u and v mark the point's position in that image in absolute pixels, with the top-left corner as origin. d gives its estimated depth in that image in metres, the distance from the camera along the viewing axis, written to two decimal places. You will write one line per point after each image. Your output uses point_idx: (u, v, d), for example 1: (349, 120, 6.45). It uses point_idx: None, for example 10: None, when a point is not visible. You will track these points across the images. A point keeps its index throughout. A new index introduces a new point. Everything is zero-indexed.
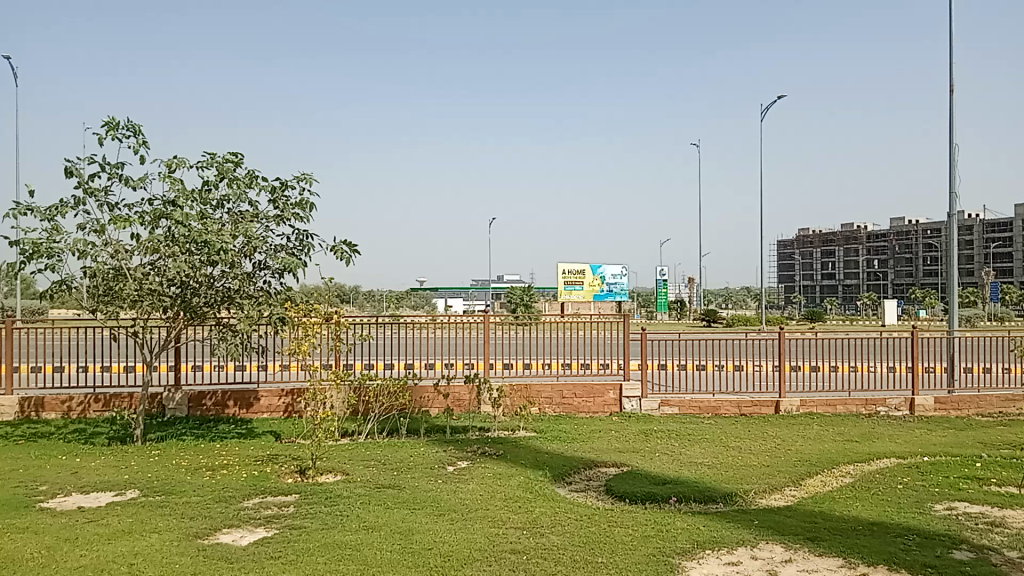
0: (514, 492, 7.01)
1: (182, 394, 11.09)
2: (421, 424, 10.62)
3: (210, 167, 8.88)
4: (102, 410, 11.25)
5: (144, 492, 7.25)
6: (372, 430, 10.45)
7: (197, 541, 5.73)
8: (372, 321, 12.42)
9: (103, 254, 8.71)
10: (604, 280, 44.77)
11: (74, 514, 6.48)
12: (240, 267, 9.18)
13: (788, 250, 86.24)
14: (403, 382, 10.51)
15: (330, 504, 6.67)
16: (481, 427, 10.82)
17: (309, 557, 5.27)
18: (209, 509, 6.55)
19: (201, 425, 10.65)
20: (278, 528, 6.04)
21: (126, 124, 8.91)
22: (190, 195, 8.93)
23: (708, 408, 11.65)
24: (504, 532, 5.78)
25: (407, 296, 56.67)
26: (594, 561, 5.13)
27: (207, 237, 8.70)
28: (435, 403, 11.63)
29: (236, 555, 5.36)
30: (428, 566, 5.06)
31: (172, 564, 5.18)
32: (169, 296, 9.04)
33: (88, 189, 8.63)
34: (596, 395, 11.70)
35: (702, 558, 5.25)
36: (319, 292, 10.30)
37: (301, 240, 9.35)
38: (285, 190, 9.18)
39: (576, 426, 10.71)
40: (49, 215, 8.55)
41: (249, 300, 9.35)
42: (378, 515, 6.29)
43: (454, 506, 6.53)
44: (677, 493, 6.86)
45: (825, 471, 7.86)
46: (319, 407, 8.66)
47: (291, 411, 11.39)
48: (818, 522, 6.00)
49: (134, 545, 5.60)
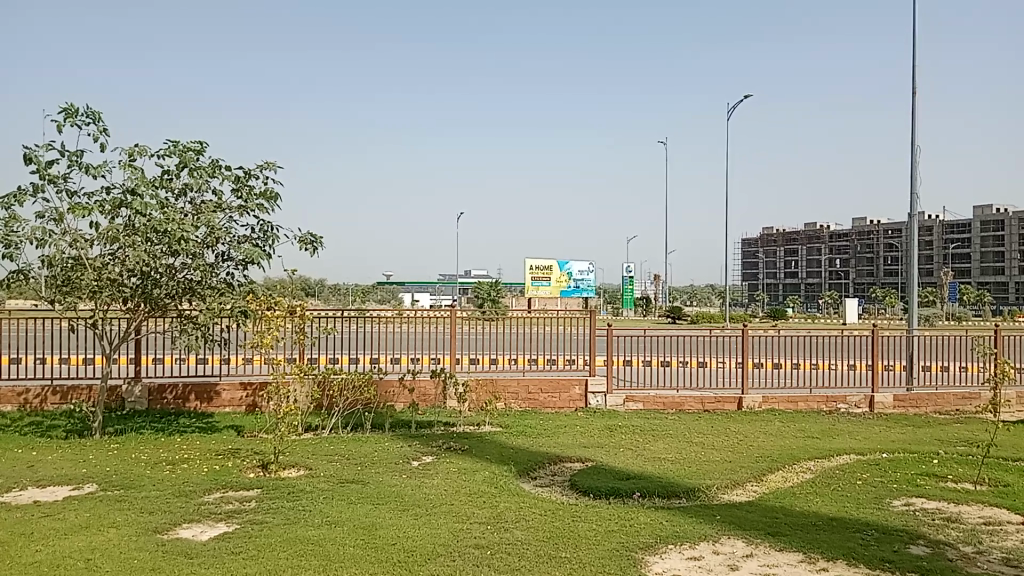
0: (478, 487, 7.01)
1: (142, 387, 10.91)
2: (386, 419, 10.59)
3: (172, 155, 8.75)
4: (60, 403, 11.05)
5: (103, 486, 7.12)
6: (337, 425, 10.36)
7: (156, 536, 5.64)
8: (337, 315, 12.33)
9: (62, 243, 8.54)
10: (571, 276, 44.96)
11: (29, 509, 6.35)
12: (202, 258, 9.04)
13: (752, 249, 87.18)
14: (368, 375, 10.50)
15: (293, 499, 6.61)
16: (446, 422, 10.82)
17: (270, 552, 5.22)
18: (170, 504, 6.46)
19: (161, 418, 10.51)
20: (239, 523, 5.97)
21: (85, 110, 8.72)
22: (152, 183, 8.79)
23: (673, 404, 11.74)
24: (468, 527, 5.77)
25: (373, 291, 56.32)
26: (558, 556, 5.14)
27: (169, 227, 8.57)
28: (401, 397, 11.60)
29: (197, 550, 5.30)
30: (391, 561, 5.03)
31: (131, 559, 5.09)
32: (129, 287, 8.91)
33: (46, 176, 8.46)
34: (562, 391, 11.73)
35: (664, 552, 5.29)
36: (281, 285, 10.23)
37: (264, 231, 9.25)
38: (249, 180, 9.07)
39: (541, 421, 10.72)
40: (6, 203, 8.36)
41: (211, 292, 9.22)
42: (341, 510, 6.25)
43: (419, 501, 6.51)
44: (642, 488, 6.90)
45: (786, 467, 7.95)
46: (282, 400, 8.59)
47: (254, 405, 11.24)
48: (779, 517, 6.08)
49: (92, 539, 5.51)
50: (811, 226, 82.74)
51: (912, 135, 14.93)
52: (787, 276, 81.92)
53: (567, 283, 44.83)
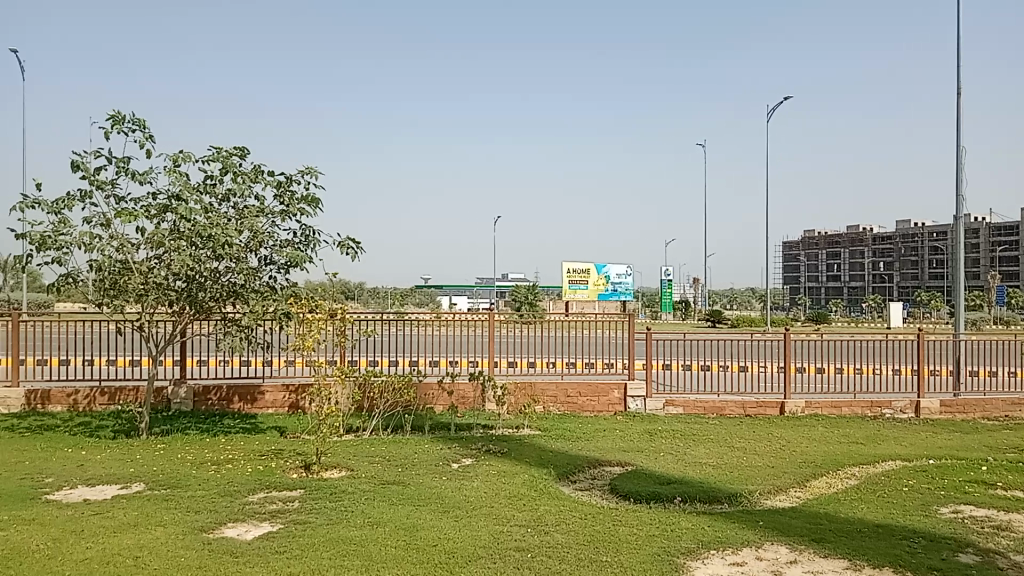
0: (518, 490, 7.02)
1: (187, 388, 11.11)
2: (426, 421, 10.65)
3: (216, 161, 8.91)
4: (108, 404, 11.31)
5: (150, 485, 7.26)
6: (377, 427, 10.44)
7: (202, 535, 5.74)
8: (377, 318, 12.43)
9: (109, 247, 8.73)
10: (609, 280, 44.80)
11: (80, 507, 6.51)
12: (245, 261, 9.18)
13: (793, 253, 86.03)
14: (408, 378, 10.59)
15: (335, 500, 6.68)
16: (485, 425, 10.84)
17: (314, 552, 5.28)
18: (215, 503, 6.56)
19: (207, 419, 10.69)
20: (283, 523, 6.05)
21: (131, 118, 8.92)
22: (196, 189, 8.95)
23: (714, 408, 11.63)
24: (507, 530, 5.78)
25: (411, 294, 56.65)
26: (599, 560, 5.13)
27: (213, 231, 8.72)
28: (440, 400, 11.66)
29: (242, 549, 5.38)
30: (433, 563, 5.06)
31: (178, 557, 5.19)
32: (175, 291, 9.09)
33: (95, 182, 8.66)
34: (600, 394, 11.69)
35: (707, 558, 5.25)
36: (322, 288, 10.36)
37: (306, 235, 9.37)
38: (291, 184, 9.20)
39: (580, 425, 10.70)
40: (56, 208, 8.58)
41: (254, 295, 9.36)
42: (382, 511, 6.30)
43: (459, 503, 6.54)
44: (683, 493, 6.86)
45: (830, 473, 7.84)
46: (324, 402, 8.71)
47: (296, 407, 11.38)
48: (823, 523, 5.99)
49: (140, 537, 5.63)
50: (853, 228, 81.48)
51: (958, 136, 14.65)
52: (829, 279, 80.73)
53: (605, 286, 44.68)
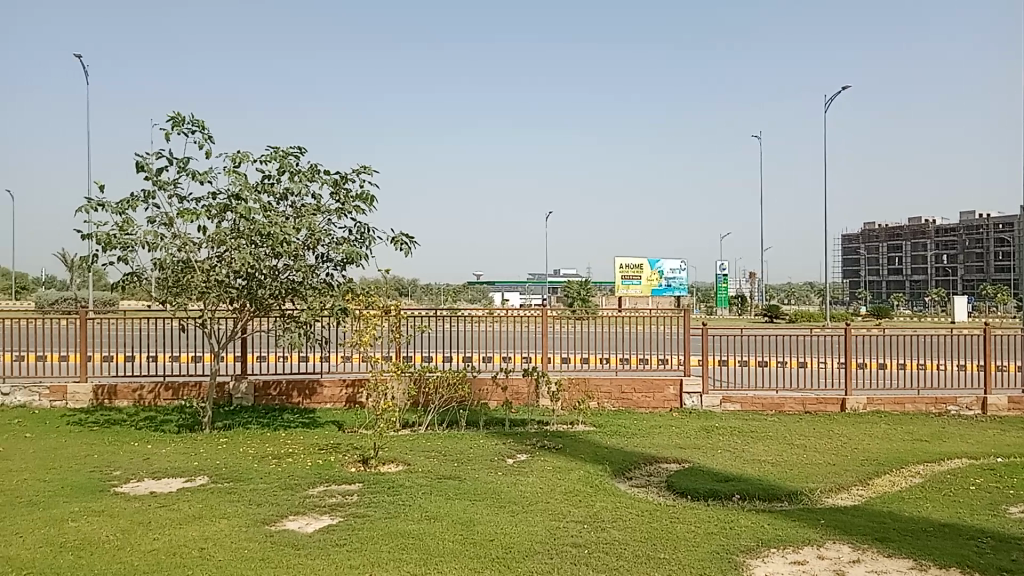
0: (574, 486, 7.01)
1: (248, 383, 11.36)
2: (480, 417, 10.70)
3: (273, 161, 9.06)
4: (172, 399, 11.62)
5: (214, 478, 7.44)
6: (433, 422, 10.53)
7: (264, 527, 5.86)
8: (432, 315, 12.53)
9: (172, 246, 8.95)
10: (663, 275, 44.42)
11: (146, 499, 6.70)
12: (303, 259, 9.33)
13: (852, 246, 84.18)
14: (463, 373, 10.64)
15: (393, 494, 6.76)
16: (540, 420, 10.85)
17: (373, 545, 5.35)
18: (276, 496, 6.70)
19: (267, 414, 10.91)
20: (342, 516, 6.15)
21: (190, 119, 9.12)
22: (254, 188, 9.12)
23: (773, 405, 11.45)
24: (564, 525, 5.78)
25: (464, 290, 56.96)
26: (657, 557, 5.10)
27: (272, 230, 8.89)
28: (494, 395, 11.70)
29: (303, 542, 5.48)
30: (491, 557, 5.09)
31: (242, 549, 5.31)
32: (236, 288, 9.28)
33: (157, 183, 8.89)
34: (656, 390, 11.61)
35: (767, 556, 5.18)
36: (377, 285, 10.48)
37: (362, 232, 9.49)
38: (346, 183, 9.32)
39: (636, 421, 10.64)
40: (120, 209, 8.82)
41: (312, 292, 9.51)
42: (439, 505, 6.35)
43: (514, 498, 6.56)
44: (741, 491, 6.77)
45: (893, 471, 7.66)
46: (381, 397, 8.83)
47: (353, 401, 11.54)
48: (887, 523, 5.86)
49: (205, 529, 5.77)
50: (914, 220, 79.38)
51: None
52: (890, 272, 78.82)
53: (659, 281, 44.33)
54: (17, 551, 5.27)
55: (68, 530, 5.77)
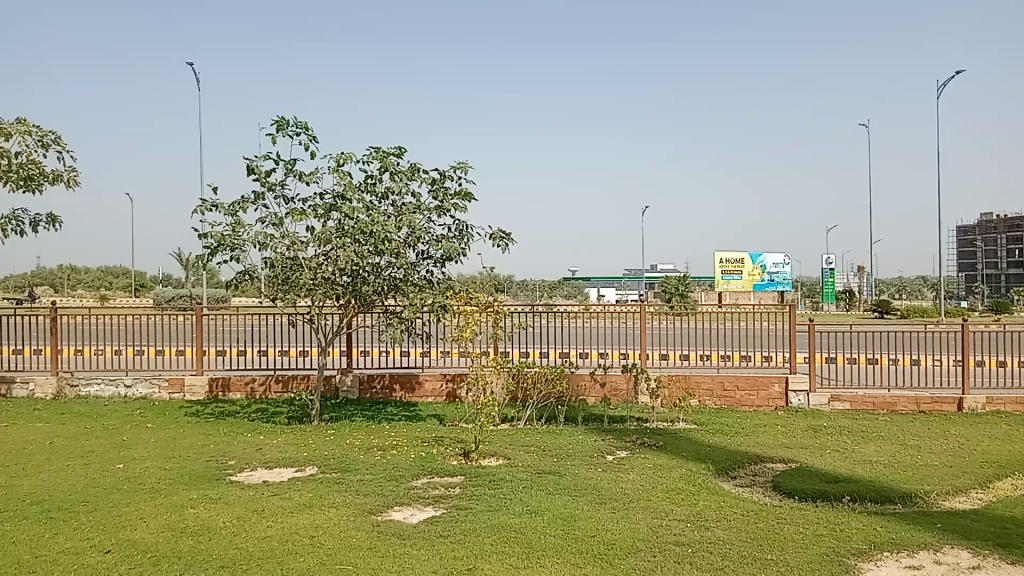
0: (676, 484, 6.93)
1: (353, 377, 11.72)
2: (580, 413, 10.70)
3: (375, 161, 9.30)
4: (282, 391, 12.09)
5: (322, 468, 7.70)
6: (532, 417, 10.61)
7: (371, 517, 6.03)
8: (530, 310, 12.60)
9: (281, 245, 9.30)
10: (765, 269, 43.33)
11: (260, 487, 6.99)
12: (404, 256, 9.54)
13: (969, 238, 80.02)
14: (561, 369, 10.66)
15: (494, 487, 6.85)
16: (639, 417, 10.76)
17: (476, 537, 5.44)
18: (382, 487, 6.88)
19: (371, 407, 11.21)
20: (446, 508, 6.26)
21: (296, 122, 9.45)
22: (358, 188, 9.37)
23: (884, 404, 11.02)
24: (667, 524, 5.72)
25: (561, 286, 56.96)
26: (764, 558, 4.99)
27: (375, 229, 9.12)
28: (593, 391, 11.67)
29: (408, 532, 5.61)
30: (593, 553, 5.09)
31: (350, 537, 5.48)
32: (341, 285, 9.57)
33: (266, 184, 9.24)
34: (760, 388, 11.34)
35: (879, 560, 5.01)
36: (475, 281, 10.61)
37: (460, 229, 9.63)
38: (445, 181, 9.47)
39: (739, 420, 10.43)
40: (232, 210, 9.22)
41: (413, 288, 9.70)
42: (540, 500, 6.39)
43: (616, 495, 6.54)
44: (851, 492, 6.56)
45: (1017, 474, 7.25)
46: (481, 391, 8.94)
47: (453, 396, 11.72)
48: (1009, 528, 5.57)
49: (315, 518, 5.98)
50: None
51: None
52: (1010, 265, 74.56)
53: (760, 276, 43.26)
54: (141, 534, 5.59)
55: (189, 516, 6.08)
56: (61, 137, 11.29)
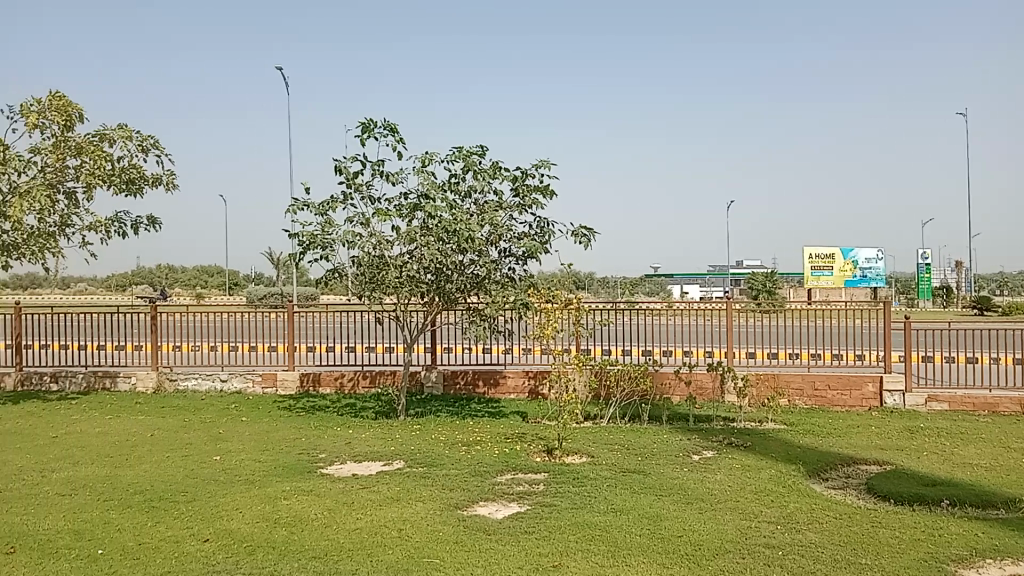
0: (766, 485, 6.80)
1: (437, 373, 11.91)
2: (664, 412, 10.60)
3: (458, 160, 9.40)
4: (369, 387, 12.36)
5: (409, 463, 7.85)
6: (615, 415, 10.56)
7: (457, 511, 6.12)
8: (613, 307, 12.54)
9: (368, 244, 9.50)
10: (857, 265, 41.98)
11: (349, 481, 7.18)
12: (487, 254, 9.62)
13: None
14: (645, 367, 10.57)
15: (578, 485, 6.85)
16: (726, 417, 10.58)
17: (562, 534, 5.45)
18: (467, 482, 6.97)
19: (455, 402, 11.36)
20: (530, 504, 6.30)
21: (383, 123, 9.64)
22: (441, 187, 9.50)
23: (985, 405, 10.54)
24: (756, 525, 5.62)
25: (645, 283, 56.35)
26: (858, 562, 4.86)
27: (458, 227, 9.22)
28: (677, 390, 11.54)
29: (494, 527, 5.67)
30: (680, 553, 5.05)
31: (438, 531, 5.57)
32: (425, 282, 9.73)
33: (354, 185, 9.46)
34: (852, 388, 11.00)
35: (981, 567, 4.80)
36: (556, 278, 10.61)
37: (542, 227, 9.66)
38: (527, 178, 9.51)
39: (830, 420, 10.14)
40: (322, 210, 9.47)
41: (496, 286, 9.77)
42: (625, 498, 6.37)
43: (702, 495, 6.45)
44: (950, 496, 6.30)
45: None
46: (563, 389, 8.95)
47: (536, 393, 11.75)
48: None
49: (403, 511, 6.10)
50: None
51: None
52: None
53: (852, 272, 41.93)
54: (237, 524, 5.81)
55: (282, 507, 6.28)
56: (161, 143, 11.80)
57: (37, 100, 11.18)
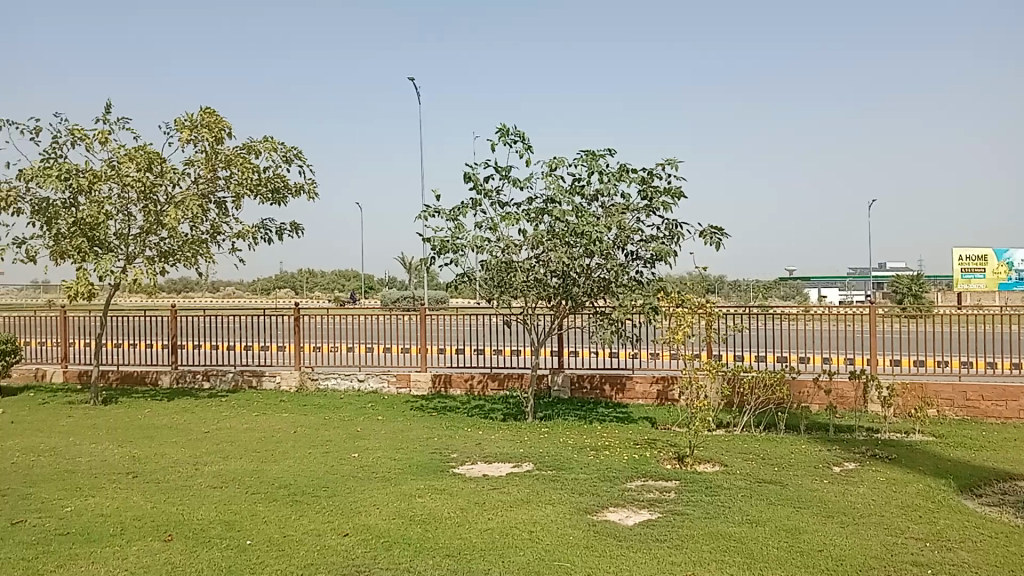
0: (913, 500, 6.44)
1: (565, 377, 11.97)
2: (801, 421, 10.24)
3: (585, 164, 9.41)
4: (498, 389, 12.54)
5: (538, 465, 7.91)
6: (749, 423, 10.27)
7: (587, 516, 6.12)
8: (745, 312, 12.23)
9: (496, 248, 9.65)
10: (1013, 267, 39.17)
11: (481, 481, 7.31)
12: (614, 257, 9.56)
13: None
14: (781, 374, 10.23)
15: (711, 494, 6.71)
16: (869, 427, 10.11)
17: (694, 544, 5.36)
18: (597, 487, 6.96)
19: (583, 406, 11.37)
20: (661, 512, 6.22)
21: (512, 130, 9.78)
22: (568, 191, 9.53)
23: None
24: (903, 542, 5.34)
25: (778, 287, 54.62)
26: None
27: (585, 230, 9.22)
28: (815, 398, 11.12)
29: (624, 533, 5.64)
30: (819, 568, 4.87)
31: (568, 536, 5.59)
32: (553, 286, 9.78)
33: (483, 191, 9.64)
34: (1009, 399, 10.27)
35: None
36: (685, 282, 10.43)
37: (670, 229, 9.53)
38: (655, 180, 9.40)
39: (984, 433, 9.50)
40: (452, 216, 9.70)
41: (624, 289, 9.70)
42: (761, 510, 6.19)
43: (843, 508, 6.19)
44: None
45: None
46: (694, 395, 8.78)
47: (665, 399, 11.59)
48: None
49: (533, 513, 6.16)
50: None
51: None
52: None
53: (1008, 275, 39.14)
54: (374, 520, 6.03)
55: (417, 505, 6.47)
56: (304, 153, 12.38)
57: (192, 116, 11.98)
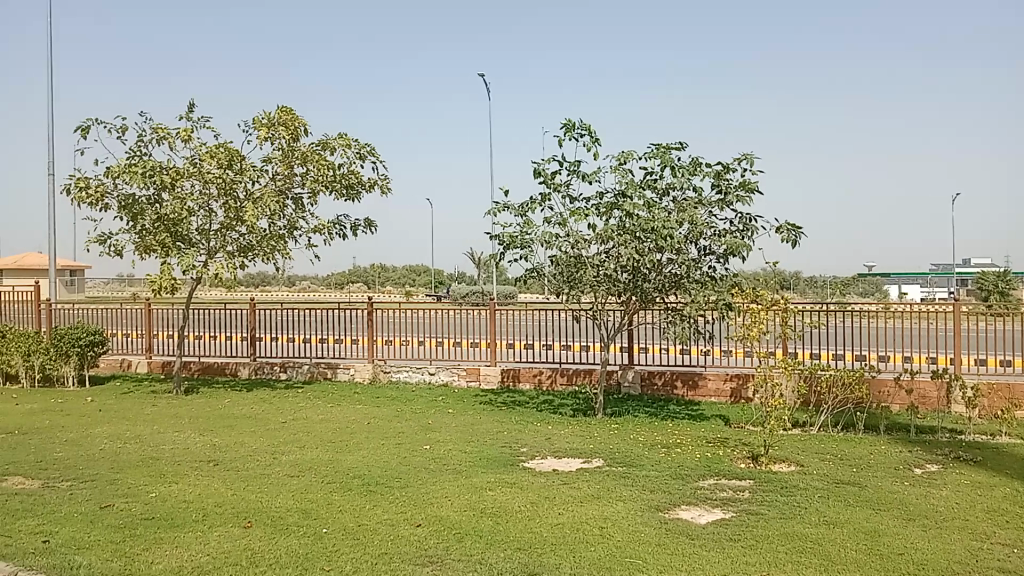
0: (1000, 504, 6.20)
1: (635, 373, 11.89)
2: (881, 421, 9.96)
3: (656, 158, 9.32)
4: (567, 384, 12.53)
5: (608, 462, 7.89)
6: (825, 423, 10.04)
7: (658, 514, 6.08)
8: (822, 309, 11.94)
9: (565, 244, 9.65)
10: None
11: (551, 476, 7.32)
12: (686, 252, 9.45)
13: None
14: (860, 372, 9.97)
15: (786, 494, 6.59)
16: (953, 429, 9.77)
17: (769, 544, 5.28)
18: (669, 485, 6.90)
19: (653, 403, 11.29)
20: (735, 511, 6.13)
21: (581, 124, 9.76)
22: (638, 185, 9.46)
23: None
24: (989, 547, 5.15)
25: (856, 284, 53.19)
26: None
27: (656, 225, 9.14)
28: (896, 398, 10.80)
29: (697, 532, 5.59)
30: (900, 572, 4.74)
31: (639, 532, 5.57)
32: (623, 282, 9.72)
33: (552, 185, 9.64)
34: None
35: None
36: (759, 277, 10.25)
37: (744, 223, 9.37)
38: (728, 174, 9.25)
39: None
40: (521, 211, 9.73)
41: (696, 285, 9.58)
42: (838, 511, 6.05)
43: (925, 512, 6.00)
44: None
45: None
46: (769, 393, 8.63)
47: (738, 397, 11.41)
48: None
49: (604, 509, 6.15)
50: None
51: None
52: None
53: None
54: (446, 511, 6.11)
55: (487, 498, 6.53)
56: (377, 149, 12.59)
57: (270, 114, 12.30)
